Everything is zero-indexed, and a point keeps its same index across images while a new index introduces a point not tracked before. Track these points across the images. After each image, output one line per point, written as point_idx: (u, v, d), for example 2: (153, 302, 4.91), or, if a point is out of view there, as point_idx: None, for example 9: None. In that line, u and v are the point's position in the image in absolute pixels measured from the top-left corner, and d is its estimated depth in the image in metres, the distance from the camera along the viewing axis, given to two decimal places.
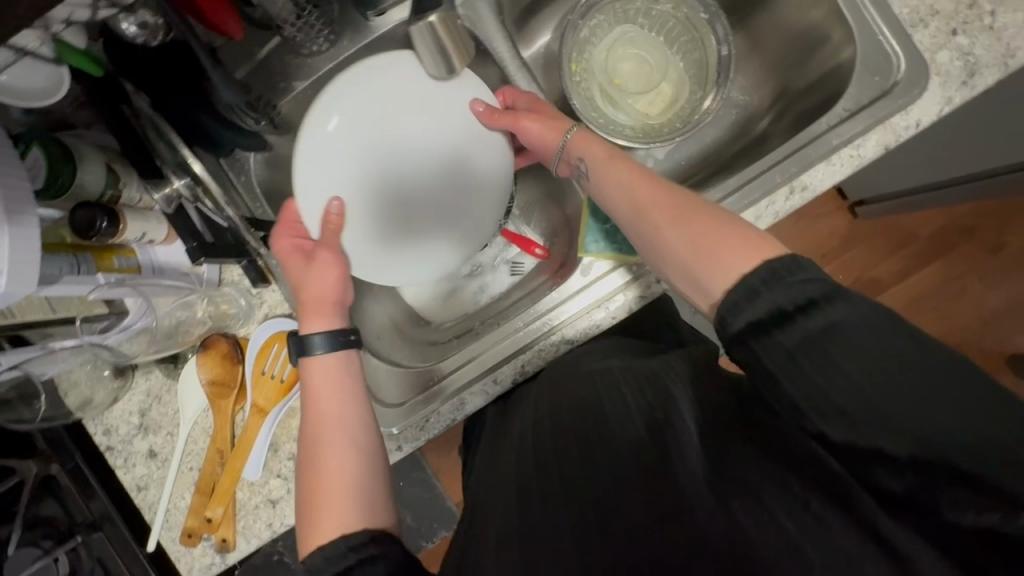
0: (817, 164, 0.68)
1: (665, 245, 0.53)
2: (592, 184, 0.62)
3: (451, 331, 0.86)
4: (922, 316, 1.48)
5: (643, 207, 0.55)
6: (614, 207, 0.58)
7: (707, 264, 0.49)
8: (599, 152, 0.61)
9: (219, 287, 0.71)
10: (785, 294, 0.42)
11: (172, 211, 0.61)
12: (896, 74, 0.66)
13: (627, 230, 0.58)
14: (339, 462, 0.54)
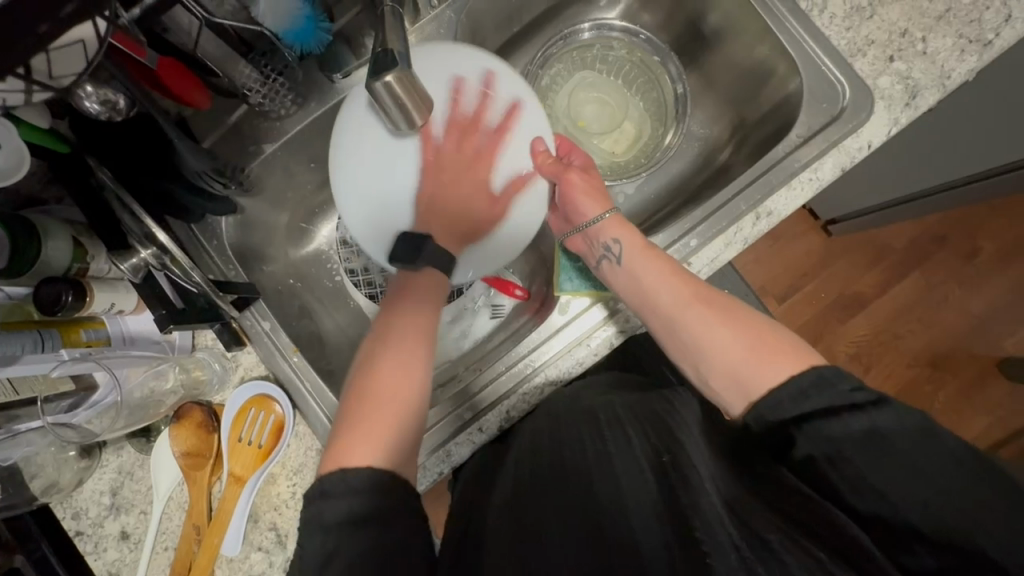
0: (779, 189, 0.70)
1: (714, 346, 0.59)
2: (622, 267, 0.66)
3: (436, 379, 0.84)
4: (909, 326, 1.49)
5: (687, 302, 0.62)
6: (658, 294, 0.63)
7: (748, 370, 0.56)
8: (634, 242, 0.66)
9: (191, 352, 0.70)
10: (832, 396, 0.50)
11: (139, 279, 0.59)
12: (842, 100, 0.70)
13: (663, 324, 0.63)
14: (394, 388, 0.56)
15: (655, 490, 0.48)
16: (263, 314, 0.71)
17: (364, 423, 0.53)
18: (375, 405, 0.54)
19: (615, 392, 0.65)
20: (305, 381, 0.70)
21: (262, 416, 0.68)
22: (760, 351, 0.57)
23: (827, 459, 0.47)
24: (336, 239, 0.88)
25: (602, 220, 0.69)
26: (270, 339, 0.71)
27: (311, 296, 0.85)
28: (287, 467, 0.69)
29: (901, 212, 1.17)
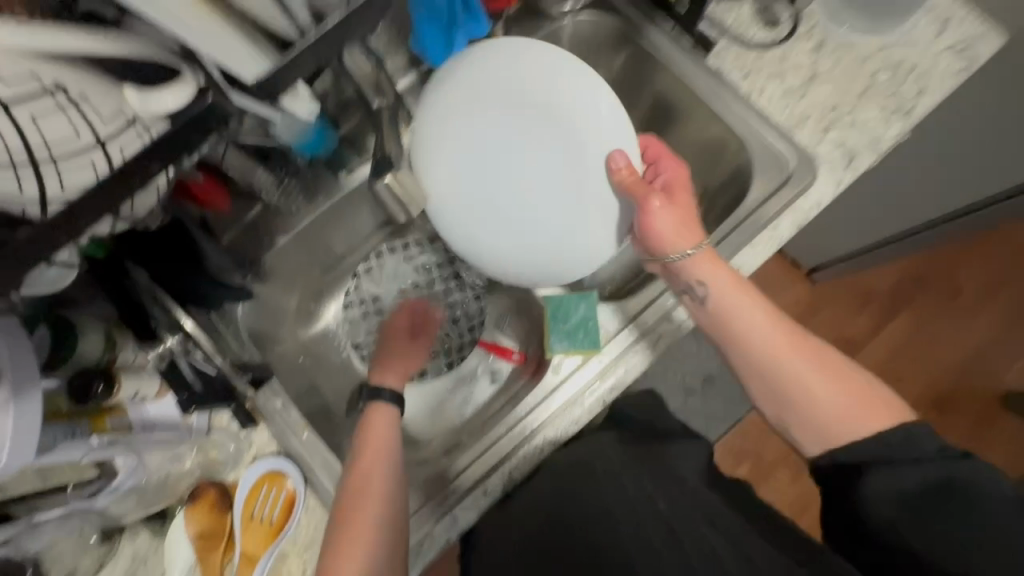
0: (742, 248, 0.77)
1: (811, 385, 0.62)
2: (712, 306, 0.67)
3: (440, 447, 0.87)
4: (905, 367, 1.52)
5: (781, 349, 0.63)
6: (751, 336, 0.64)
7: (869, 413, 0.60)
8: (723, 281, 0.66)
9: (208, 435, 0.73)
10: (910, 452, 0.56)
11: (164, 368, 0.67)
12: (788, 166, 0.79)
13: (753, 365, 0.64)
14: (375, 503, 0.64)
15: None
16: (275, 392, 0.76)
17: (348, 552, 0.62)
18: (349, 537, 0.63)
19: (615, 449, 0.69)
20: (315, 456, 0.74)
21: (274, 492, 0.71)
22: (863, 402, 0.60)
23: (875, 500, 0.55)
24: (343, 317, 0.94)
25: (692, 255, 0.68)
26: (280, 416, 0.75)
27: (319, 373, 0.90)
28: (298, 543, 0.72)
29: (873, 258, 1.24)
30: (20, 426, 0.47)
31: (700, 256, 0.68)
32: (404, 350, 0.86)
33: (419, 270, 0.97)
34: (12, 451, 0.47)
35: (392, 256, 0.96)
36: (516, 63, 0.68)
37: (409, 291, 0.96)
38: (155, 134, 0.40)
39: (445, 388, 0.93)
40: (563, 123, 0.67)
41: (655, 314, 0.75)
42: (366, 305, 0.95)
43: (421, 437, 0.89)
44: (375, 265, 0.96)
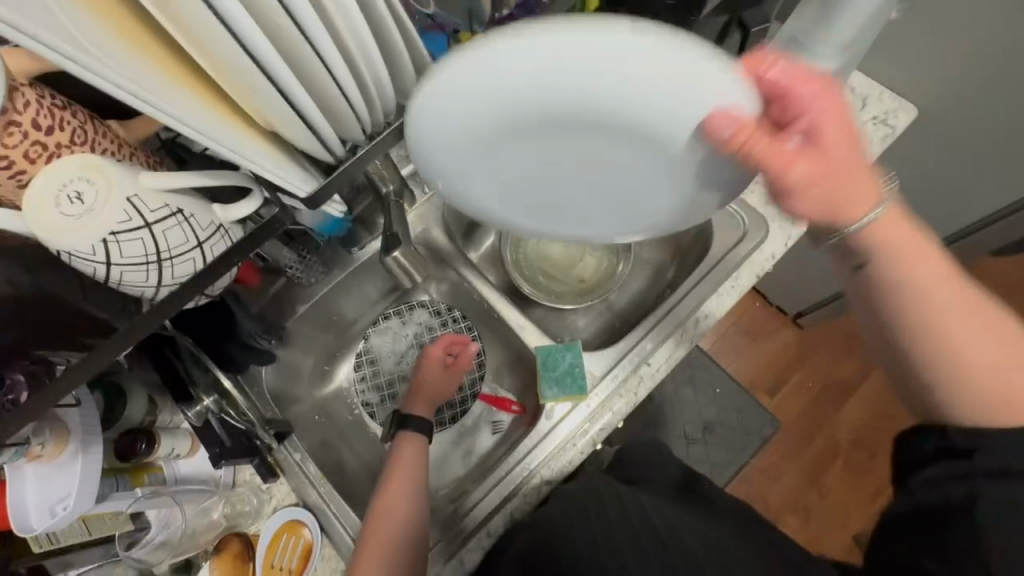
0: (709, 297, 0.86)
1: (968, 363, 0.45)
2: (883, 311, 0.47)
3: (448, 496, 0.94)
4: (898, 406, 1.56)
5: (942, 342, 0.45)
6: (966, 356, 0.45)
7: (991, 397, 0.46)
8: (900, 258, 0.44)
9: (234, 488, 0.80)
10: None
11: (200, 425, 0.72)
12: (744, 223, 0.90)
13: (933, 377, 0.47)
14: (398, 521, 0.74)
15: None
16: (295, 446, 0.84)
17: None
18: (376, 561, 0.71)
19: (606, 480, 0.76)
20: (331, 505, 0.81)
21: (292, 540, 0.77)
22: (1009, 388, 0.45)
23: None
24: (355, 376, 1.03)
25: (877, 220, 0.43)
26: (300, 468, 0.82)
27: (334, 430, 0.98)
28: None
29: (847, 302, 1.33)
30: (86, 471, 0.57)
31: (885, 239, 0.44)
32: (437, 377, 0.94)
33: (423, 328, 1.04)
34: (82, 495, 0.56)
35: (398, 318, 1.05)
36: (538, 53, 0.37)
37: (414, 350, 1.04)
38: (232, 238, 0.48)
39: (449, 439, 1.00)
40: (612, 121, 0.40)
41: (635, 359, 0.84)
42: (375, 365, 1.04)
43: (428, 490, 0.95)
44: (382, 326, 1.05)
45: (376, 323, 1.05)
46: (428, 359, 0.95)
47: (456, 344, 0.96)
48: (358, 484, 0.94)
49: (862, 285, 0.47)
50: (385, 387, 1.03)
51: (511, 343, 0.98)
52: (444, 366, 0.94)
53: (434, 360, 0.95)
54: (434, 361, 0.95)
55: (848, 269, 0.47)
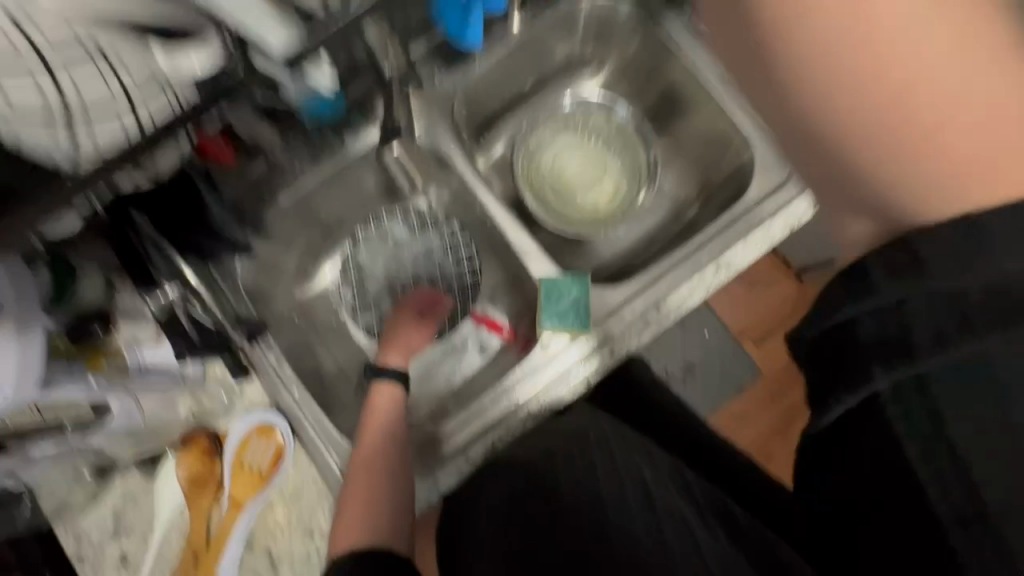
0: (735, 246, 0.79)
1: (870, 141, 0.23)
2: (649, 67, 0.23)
3: (426, 413, 0.90)
4: None
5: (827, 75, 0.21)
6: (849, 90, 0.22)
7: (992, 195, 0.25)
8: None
9: (203, 383, 0.76)
10: None
11: (163, 317, 0.69)
12: (790, 169, 0.80)
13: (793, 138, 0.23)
14: (380, 473, 0.69)
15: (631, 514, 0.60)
16: (269, 346, 0.76)
17: (354, 499, 0.68)
18: (362, 481, 0.68)
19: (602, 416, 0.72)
20: (303, 410, 0.74)
21: (263, 444, 0.75)
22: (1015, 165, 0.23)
23: None
24: (339, 280, 0.96)
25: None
26: (274, 372, 0.75)
27: (313, 333, 0.91)
28: (285, 494, 0.74)
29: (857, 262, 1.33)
30: (23, 358, 0.50)
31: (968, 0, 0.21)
32: (411, 330, 0.88)
33: (419, 238, 0.97)
34: (16, 384, 0.50)
35: (392, 223, 0.96)
36: None
37: (406, 260, 0.97)
38: None
39: (434, 358, 0.95)
40: None
41: (645, 302, 0.77)
42: (364, 270, 0.97)
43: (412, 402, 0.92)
44: (375, 230, 0.96)
45: (367, 225, 0.96)
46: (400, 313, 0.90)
47: (429, 297, 0.91)
48: (335, 391, 0.90)
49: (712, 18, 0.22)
50: (373, 295, 0.97)
51: (509, 266, 0.91)
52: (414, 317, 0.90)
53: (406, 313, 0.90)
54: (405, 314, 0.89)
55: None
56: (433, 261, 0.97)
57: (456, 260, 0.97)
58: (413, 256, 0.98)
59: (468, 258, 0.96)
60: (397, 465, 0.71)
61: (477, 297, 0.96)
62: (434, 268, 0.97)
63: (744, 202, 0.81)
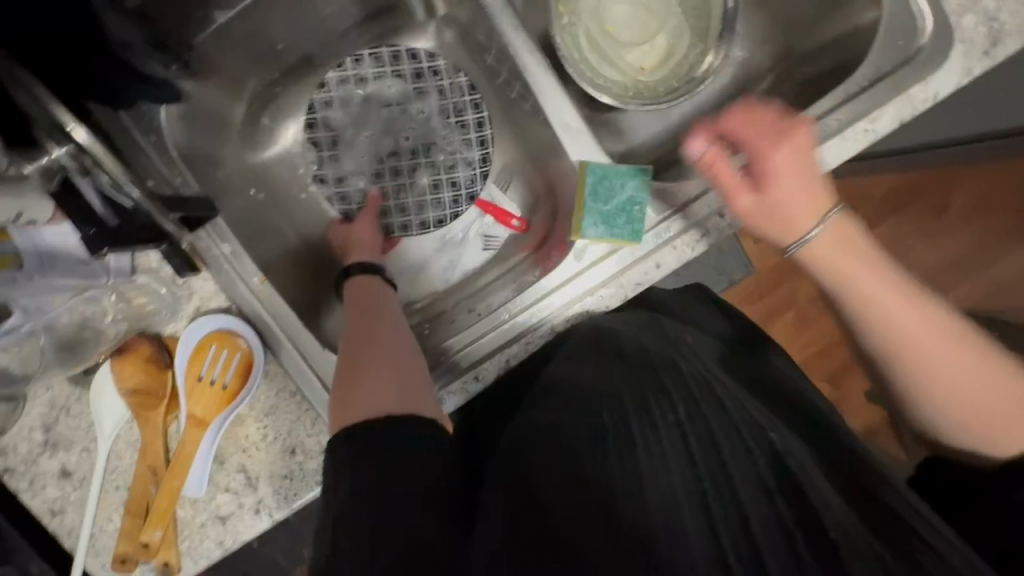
0: (829, 139, 0.62)
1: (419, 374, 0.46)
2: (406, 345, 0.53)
3: (421, 313, 0.74)
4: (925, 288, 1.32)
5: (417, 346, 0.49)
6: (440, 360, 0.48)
7: (1009, 424, 0.49)
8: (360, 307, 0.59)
9: (133, 277, 0.58)
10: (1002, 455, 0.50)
11: (54, 188, 0.47)
12: (919, 39, 0.61)
13: None
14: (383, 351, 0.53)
15: (681, 486, 0.41)
16: (221, 236, 0.59)
17: (349, 390, 0.49)
18: (356, 371, 0.51)
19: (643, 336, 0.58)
20: (275, 316, 0.60)
21: (224, 354, 0.60)
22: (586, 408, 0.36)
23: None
24: (308, 143, 0.74)
25: None
26: (229, 264, 0.59)
27: (277, 213, 0.72)
28: (256, 410, 0.62)
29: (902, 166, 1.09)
30: None
31: (826, 232, 0.53)
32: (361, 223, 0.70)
33: (412, 97, 0.75)
34: None
35: (379, 74, 0.75)
36: None
37: (397, 127, 0.76)
38: None
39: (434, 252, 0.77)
40: None
41: (708, 205, 0.62)
42: (343, 135, 0.75)
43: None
44: (355, 82, 0.74)
45: (344, 76, 0.74)
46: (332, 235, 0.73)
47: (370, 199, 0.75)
48: None
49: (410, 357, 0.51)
50: (355, 168, 0.75)
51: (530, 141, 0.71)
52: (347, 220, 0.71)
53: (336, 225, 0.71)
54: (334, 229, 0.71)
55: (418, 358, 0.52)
56: (430, 128, 0.76)
57: (462, 128, 0.76)
58: (406, 121, 0.76)
59: (476, 129, 0.76)
60: (398, 352, 0.53)
61: (487, 179, 0.76)
62: (433, 137, 0.76)
63: (848, 82, 0.62)
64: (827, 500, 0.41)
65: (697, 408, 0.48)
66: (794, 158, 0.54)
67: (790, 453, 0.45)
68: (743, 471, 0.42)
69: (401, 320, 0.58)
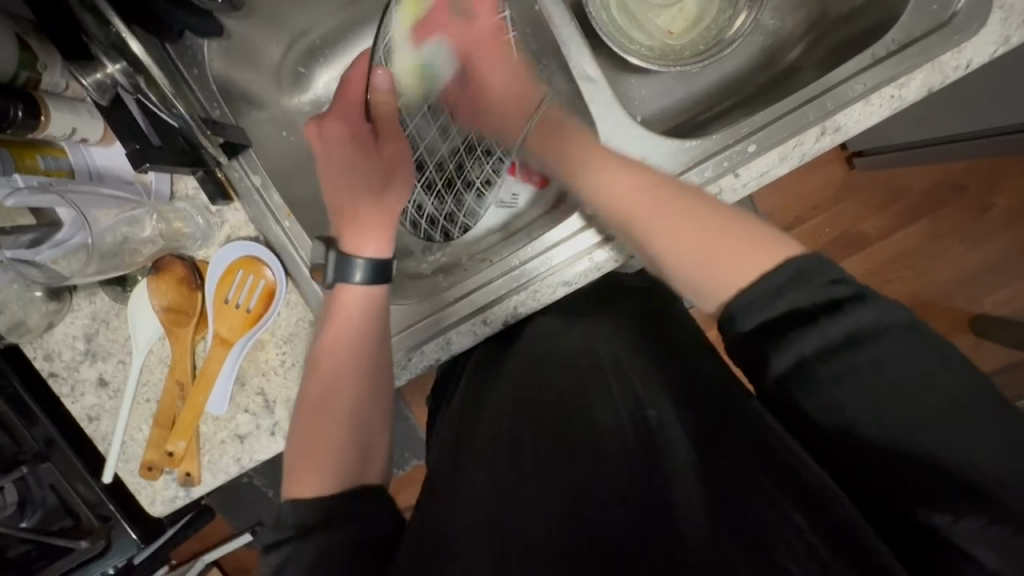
0: (853, 104, 0.61)
1: (336, 438, 0.52)
2: (329, 382, 0.56)
3: (438, 262, 0.75)
4: (959, 284, 1.27)
5: (337, 381, 0.56)
6: (356, 420, 0.54)
7: (724, 268, 0.48)
8: (339, 324, 0.57)
9: (170, 202, 0.64)
10: (807, 294, 0.42)
11: (107, 102, 0.51)
12: (955, 4, 0.59)
13: (337, 406, 0.55)
14: (346, 403, 0.55)
15: (563, 479, 0.41)
16: (253, 167, 0.63)
17: (309, 450, 0.51)
18: (321, 426, 0.53)
19: (617, 354, 0.56)
20: (299, 249, 0.64)
21: (250, 279, 0.64)
22: (316, 412, 0.54)
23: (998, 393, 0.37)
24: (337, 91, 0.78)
25: None
26: (258, 204, 0.63)
27: None
28: (277, 335, 0.65)
29: (929, 156, 1.06)
30: None
31: (535, 127, 0.65)
32: (363, 170, 0.62)
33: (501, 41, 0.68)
34: None
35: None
36: None
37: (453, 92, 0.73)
38: None
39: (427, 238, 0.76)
40: None
41: (724, 163, 0.63)
42: (414, 50, 0.71)
43: (402, 244, 0.76)
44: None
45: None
46: (349, 88, 0.62)
47: (386, 130, 0.64)
48: None
49: (353, 392, 0.55)
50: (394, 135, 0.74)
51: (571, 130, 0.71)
52: (363, 150, 0.62)
53: (347, 122, 0.62)
54: (348, 119, 0.63)
55: (355, 376, 0.56)
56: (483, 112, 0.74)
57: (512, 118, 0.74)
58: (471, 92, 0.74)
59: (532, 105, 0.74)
60: (368, 410, 0.56)
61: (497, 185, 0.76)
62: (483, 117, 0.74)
63: (873, 48, 0.62)
64: (681, 469, 0.39)
65: (589, 411, 0.47)
66: (493, 64, 0.67)
67: (663, 430, 0.43)
68: (613, 447, 0.42)
69: (384, 346, 0.58)
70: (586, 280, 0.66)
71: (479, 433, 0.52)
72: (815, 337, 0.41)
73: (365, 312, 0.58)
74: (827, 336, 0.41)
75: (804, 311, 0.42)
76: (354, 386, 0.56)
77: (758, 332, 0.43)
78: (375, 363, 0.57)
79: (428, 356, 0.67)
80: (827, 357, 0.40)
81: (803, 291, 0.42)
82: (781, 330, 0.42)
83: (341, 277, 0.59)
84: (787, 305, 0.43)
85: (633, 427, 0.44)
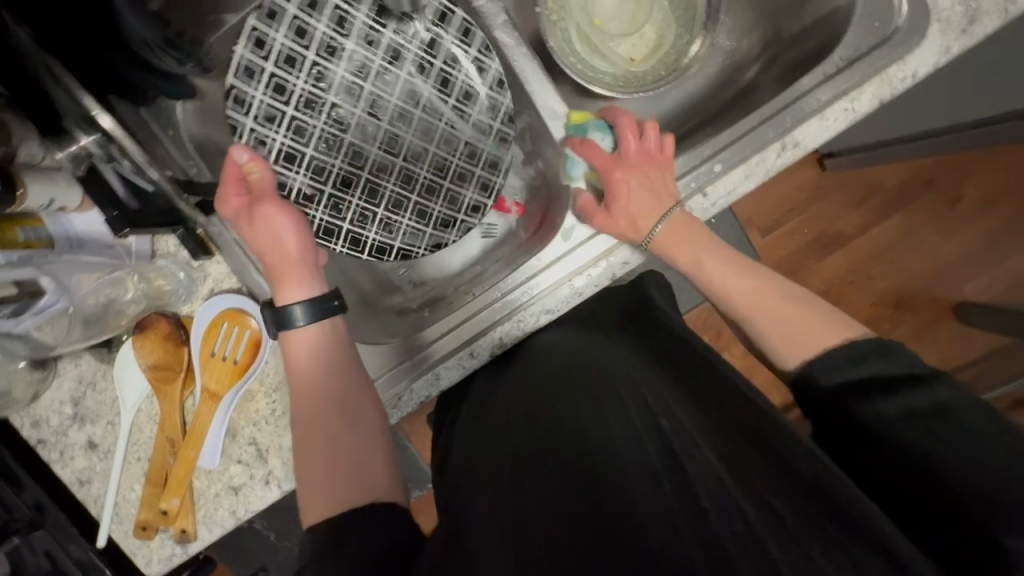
0: (809, 119, 0.63)
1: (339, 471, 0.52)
2: (309, 419, 0.56)
3: (422, 295, 0.77)
4: (939, 275, 1.30)
5: (317, 419, 0.55)
6: (357, 446, 0.54)
7: (795, 325, 0.55)
8: (302, 367, 0.57)
9: (152, 260, 0.65)
10: (889, 366, 0.50)
11: (83, 173, 0.55)
12: (896, 20, 0.62)
13: (325, 440, 0.54)
14: (339, 440, 0.54)
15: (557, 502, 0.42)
16: (230, 220, 0.63)
17: (317, 482, 0.52)
18: (317, 462, 0.53)
19: None
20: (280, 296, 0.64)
21: (236, 330, 0.64)
22: (307, 449, 0.54)
23: None
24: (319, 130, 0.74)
25: None
26: (231, 252, 0.63)
27: None
28: (266, 384, 0.66)
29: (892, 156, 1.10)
30: None
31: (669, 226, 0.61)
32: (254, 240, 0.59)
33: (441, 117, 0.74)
34: None
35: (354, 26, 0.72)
36: None
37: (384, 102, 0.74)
38: None
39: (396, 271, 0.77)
40: None
41: (692, 184, 0.65)
42: (311, 91, 0.71)
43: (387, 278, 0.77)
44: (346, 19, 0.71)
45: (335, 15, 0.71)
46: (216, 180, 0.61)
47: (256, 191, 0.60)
48: None
49: (344, 424, 0.55)
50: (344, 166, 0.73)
51: (541, 156, 0.72)
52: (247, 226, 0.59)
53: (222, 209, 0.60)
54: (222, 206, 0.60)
55: (339, 409, 0.56)
56: (420, 117, 0.75)
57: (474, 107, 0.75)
58: (406, 92, 0.74)
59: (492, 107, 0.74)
60: (365, 437, 0.55)
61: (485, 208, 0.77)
62: (439, 112, 0.75)
63: (823, 65, 0.64)
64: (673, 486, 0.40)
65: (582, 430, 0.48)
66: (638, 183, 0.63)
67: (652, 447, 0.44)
68: (607, 467, 0.43)
69: (358, 376, 0.58)
70: (569, 304, 0.67)
71: (478, 460, 0.52)
72: (900, 402, 0.49)
73: (329, 349, 0.58)
74: (911, 402, 0.48)
75: (889, 377, 0.50)
76: (338, 418, 0.56)
77: (843, 390, 0.51)
78: (354, 395, 0.57)
79: (416, 393, 0.68)
80: (918, 417, 0.48)
81: (876, 364, 0.50)
82: (869, 390, 0.50)
83: (284, 325, 0.58)
84: (870, 372, 0.50)
85: (626, 450, 0.44)
